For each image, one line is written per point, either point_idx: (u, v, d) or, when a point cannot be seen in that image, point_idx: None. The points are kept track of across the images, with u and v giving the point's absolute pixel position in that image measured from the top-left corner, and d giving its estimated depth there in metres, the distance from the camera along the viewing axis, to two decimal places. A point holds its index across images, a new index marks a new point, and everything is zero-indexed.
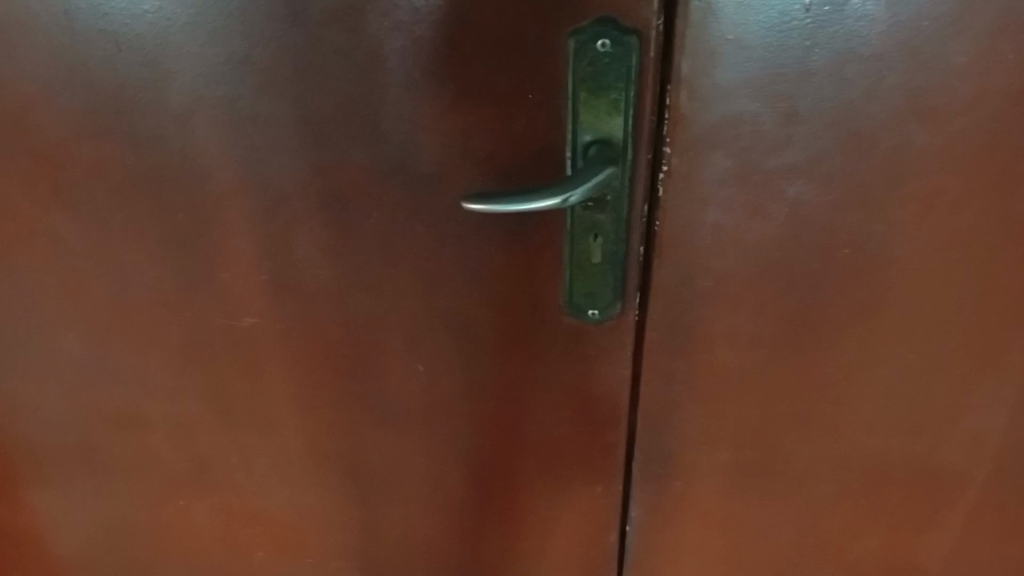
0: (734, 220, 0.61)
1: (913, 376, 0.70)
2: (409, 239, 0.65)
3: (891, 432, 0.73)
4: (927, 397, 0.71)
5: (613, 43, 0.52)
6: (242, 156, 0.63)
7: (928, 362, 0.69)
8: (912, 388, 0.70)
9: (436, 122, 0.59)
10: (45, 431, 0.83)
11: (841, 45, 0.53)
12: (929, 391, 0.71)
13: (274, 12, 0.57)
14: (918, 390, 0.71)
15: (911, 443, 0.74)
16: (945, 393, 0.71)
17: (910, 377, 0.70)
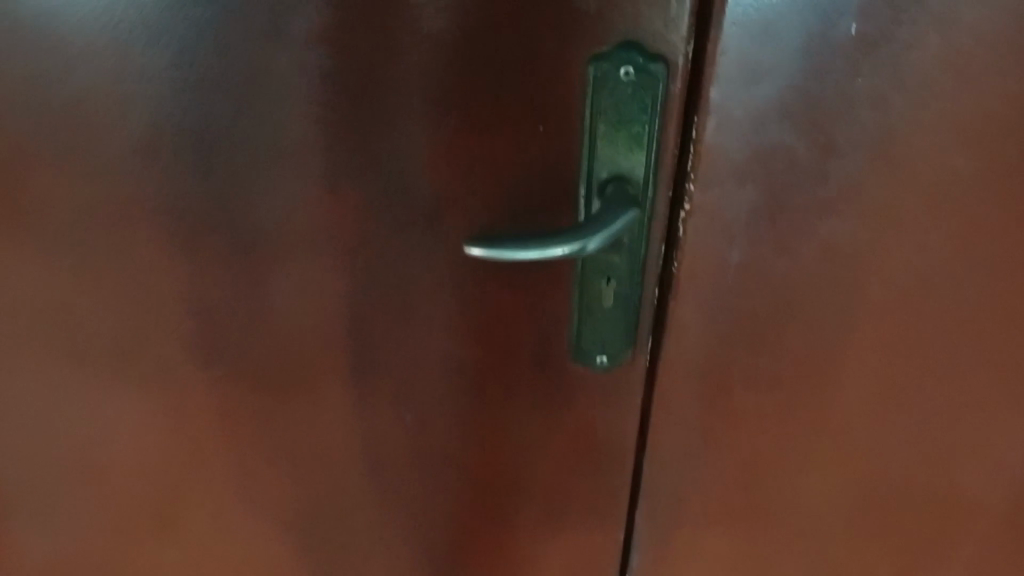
0: (759, 258, 0.55)
1: (946, 422, 0.64)
2: (399, 274, 0.59)
3: (919, 480, 0.67)
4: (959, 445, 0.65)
5: (637, 71, 0.47)
6: (213, 188, 0.57)
7: (964, 408, 0.63)
8: (944, 435, 0.65)
9: (433, 151, 0.53)
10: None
11: (885, 72, 0.48)
12: (962, 438, 0.65)
13: (252, 32, 0.51)
14: (950, 438, 0.65)
15: (940, 491, 0.68)
16: (979, 441, 0.65)
17: (942, 423, 0.64)
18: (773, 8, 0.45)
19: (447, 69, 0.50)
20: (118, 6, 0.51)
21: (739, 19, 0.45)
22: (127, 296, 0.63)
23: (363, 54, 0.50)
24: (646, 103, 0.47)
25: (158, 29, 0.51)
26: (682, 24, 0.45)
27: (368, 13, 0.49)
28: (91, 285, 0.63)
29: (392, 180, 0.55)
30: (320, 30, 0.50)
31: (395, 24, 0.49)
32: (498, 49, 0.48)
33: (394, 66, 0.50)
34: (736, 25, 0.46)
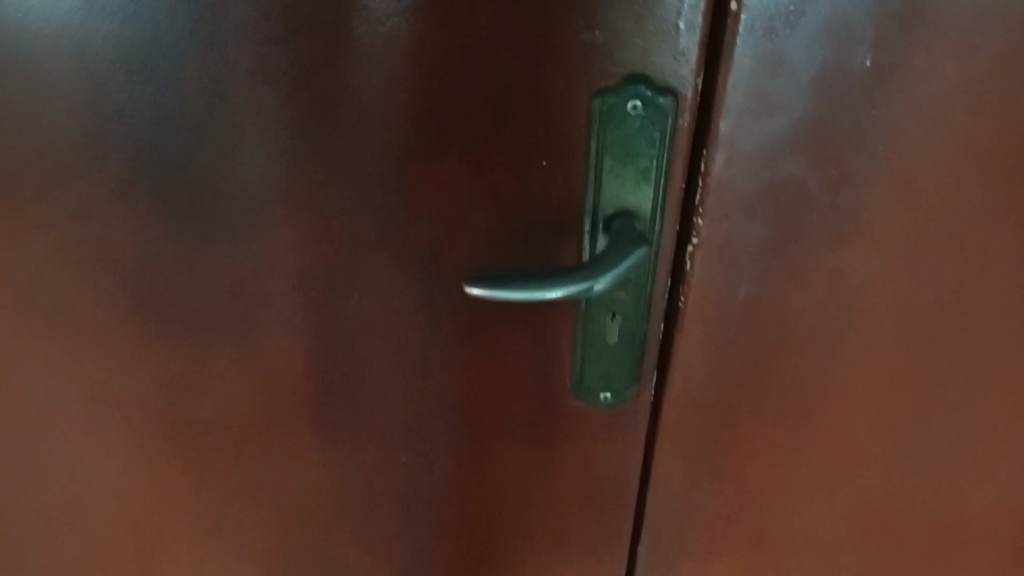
0: (768, 291, 0.53)
1: (958, 454, 0.62)
2: (393, 311, 0.57)
3: (929, 511, 0.66)
4: (971, 476, 0.63)
5: (645, 104, 0.45)
6: (197, 228, 0.54)
7: (975, 439, 0.61)
8: (955, 466, 0.63)
9: (430, 187, 0.51)
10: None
11: (899, 101, 0.46)
12: (974, 469, 0.63)
13: (239, 68, 0.48)
14: (962, 469, 0.63)
15: (950, 521, 0.67)
16: (991, 471, 0.63)
17: (954, 455, 0.62)
18: (785, 39, 0.43)
19: (445, 104, 0.47)
20: (90, 41, 0.48)
21: (749, 52, 0.43)
22: (105, 340, 0.60)
23: (355, 89, 0.48)
24: (654, 138, 0.45)
25: (135, 64, 0.48)
26: (691, 57, 0.44)
27: (360, 46, 0.47)
28: (66, 329, 0.60)
29: (387, 217, 0.52)
30: (309, 65, 0.47)
31: (389, 57, 0.47)
32: (498, 83, 0.46)
33: (388, 101, 0.48)
34: (745, 58, 0.43)
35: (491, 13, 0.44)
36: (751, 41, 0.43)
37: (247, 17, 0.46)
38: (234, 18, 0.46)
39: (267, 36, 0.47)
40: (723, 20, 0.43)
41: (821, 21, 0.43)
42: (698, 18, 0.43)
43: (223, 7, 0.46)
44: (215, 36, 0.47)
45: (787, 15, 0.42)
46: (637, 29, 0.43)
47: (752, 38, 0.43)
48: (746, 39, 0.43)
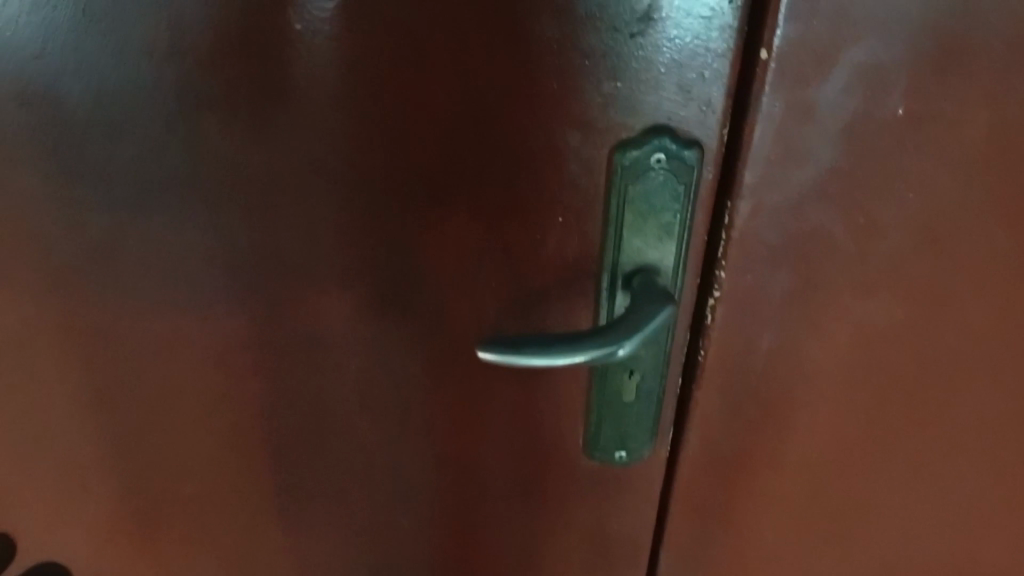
0: (791, 344, 0.51)
1: (979, 497, 0.60)
2: (392, 372, 0.53)
3: (948, 553, 0.64)
4: (991, 518, 0.61)
5: (669, 158, 0.42)
6: (180, 291, 0.51)
7: (998, 482, 0.59)
8: (976, 509, 0.61)
9: (435, 245, 0.47)
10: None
11: (931, 149, 0.43)
12: (994, 512, 0.61)
13: (228, 125, 0.44)
14: (982, 512, 0.61)
15: (968, 563, 0.64)
16: (1012, 513, 0.61)
17: (975, 498, 0.60)
18: (816, 88, 0.41)
19: (451, 159, 0.44)
20: (62, 100, 0.44)
21: (778, 101, 0.41)
22: (81, 409, 0.56)
23: (353, 145, 0.44)
24: (679, 192, 0.43)
25: (113, 124, 0.44)
26: (717, 109, 0.41)
27: (358, 99, 0.43)
28: (36, 398, 0.56)
29: (388, 277, 0.49)
30: (304, 121, 0.44)
31: (391, 111, 0.43)
32: (511, 138, 0.43)
33: (389, 157, 0.44)
34: (774, 107, 0.41)
35: (504, 65, 0.41)
36: (780, 90, 0.40)
37: (236, 74, 0.42)
38: (222, 75, 0.43)
39: (258, 92, 0.43)
40: (750, 69, 0.40)
41: (854, 69, 0.40)
42: (725, 68, 0.40)
43: (212, 64, 0.42)
44: (201, 93, 0.43)
45: (819, 64, 0.40)
46: (661, 80, 0.40)
47: (781, 87, 0.40)
48: (775, 88, 0.40)
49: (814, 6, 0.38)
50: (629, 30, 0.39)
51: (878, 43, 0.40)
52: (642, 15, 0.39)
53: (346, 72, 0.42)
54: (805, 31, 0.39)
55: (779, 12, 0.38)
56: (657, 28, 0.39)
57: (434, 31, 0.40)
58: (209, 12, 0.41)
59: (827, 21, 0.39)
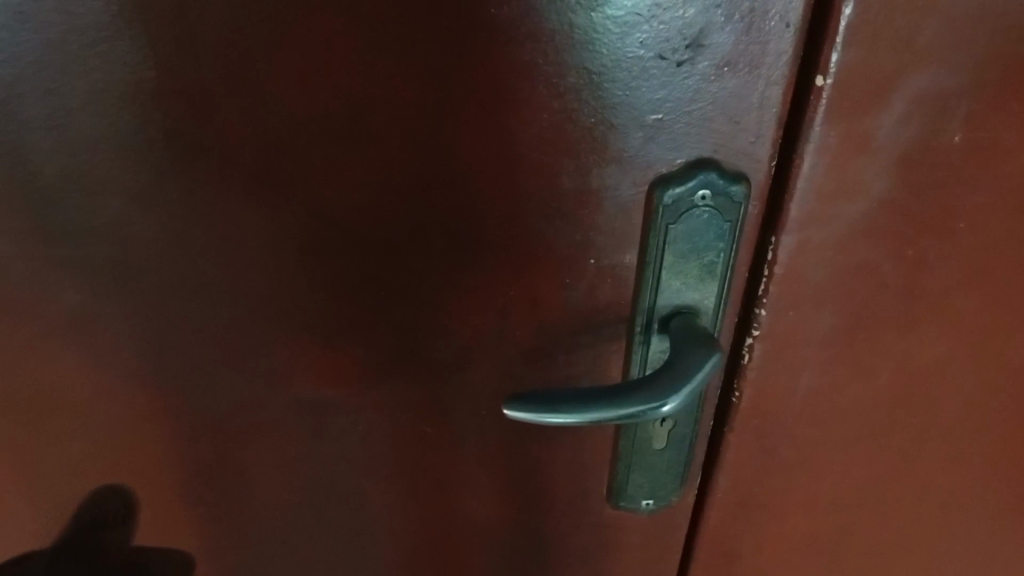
0: (831, 385, 0.48)
1: (995, 512, 0.59)
2: (404, 426, 0.49)
3: (959, 565, 0.63)
4: (1003, 529, 0.61)
5: (714, 194, 0.38)
6: (173, 350, 0.46)
7: (1013, 496, 0.58)
8: (990, 523, 0.60)
9: (454, 293, 0.43)
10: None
11: (986, 181, 0.41)
12: (1006, 524, 0.60)
13: (219, 169, 0.39)
14: (994, 525, 0.60)
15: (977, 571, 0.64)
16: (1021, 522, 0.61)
17: (991, 513, 0.59)
18: (872, 118, 0.37)
19: (471, 200, 0.40)
20: (34, 149, 0.39)
21: (833, 133, 0.37)
22: (70, 466, 0.52)
23: (361, 188, 0.40)
24: (723, 231, 0.39)
25: (96, 175, 0.40)
26: (766, 140, 0.38)
27: (366, 138, 0.38)
28: (18, 457, 0.52)
29: (399, 327, 0.44)
30: (306, 164, 0.39)
31: (404, 151, 0.38)
32: (541, 178, 0.39)
33: (402, 200, 0.40)
34: (827, 138, 0.38)
35: (535, 101, 0.37)
36: (835, 121, 0.37)
37: (227, 113, 0.37)
38: (215, 119, 0.38)
39: (256, 137, 0.38)
40: (803, 97, 0.37)
41: (913, 97, 0.37)
42: (777, 97, 0.36)
43: (201, 101, 0.37)
44: (190, 137, 0.38)
45: (876, 93, 0.37)
46: (709, 111, 0.37)
47: (837, 118, 0.37)
48: (829, 118, 0.37)
49: (877, 31, 0.35)
50: (676, 57, 0.35)
51: (940, 70, 0.37)
52: (691, 40, 0.35)
53: (353, 109, 0.37)
54: (866, 58, 0.35)
55: (837, 37, 0.35)
56: (706, 55, 0.35)
57: (453, 63, 0.36)
58: (201, 51, 0.36)
59: (889, 47, 0.35)
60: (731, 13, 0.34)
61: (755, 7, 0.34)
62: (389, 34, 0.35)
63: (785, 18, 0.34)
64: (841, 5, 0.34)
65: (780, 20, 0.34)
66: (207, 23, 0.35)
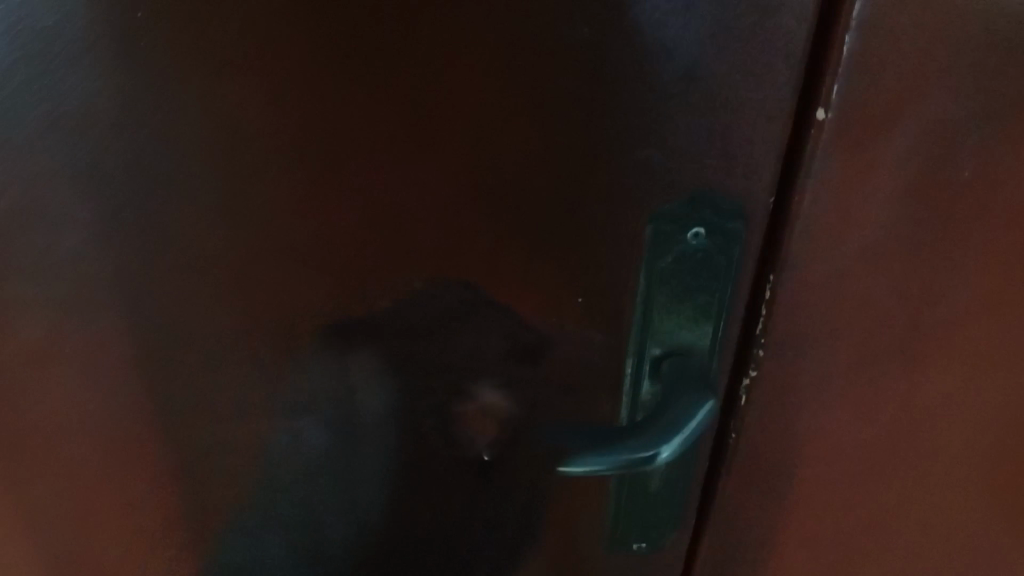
0: (833, 422, 0.45)
1: (998, 552, 0.57)
2: (389, 470, 0.46)
3: None
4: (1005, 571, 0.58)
5: (708, 233, 0.37)
6: (132, 399, 0.42)
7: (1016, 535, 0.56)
8: (994, 565, 0.57)
9: (436, 333, 0.40)
10: (544, 407, 0.43)
11: (997, 214, 0.39)
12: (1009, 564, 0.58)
13: (180, 210, 0.35)
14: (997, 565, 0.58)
15: None
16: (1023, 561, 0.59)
17: (994, 555, 0.57)
18: (876, 151, 0.35)
19: (454, 236, 0.37)
20: None
21: (833, 166, 0.36)
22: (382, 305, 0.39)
23: (336, 226, 0.37)
24: (718, 270, 0.38)
25: (47, 209, 0.35)
26: (763, 175, 0.36)
27: (340, 174, 0.35)
28: None
29: (379, 369, 0.42)
30: (275, 201, 0.36)
31: (383, 187, 0.36)
32: (529, 212, 0.37)
33: (379, 238, 0.37)
34: (828, 172, 0.36)
35: (523, 132, 0.35)
36: (836, 153, 0.35)
37: (187, 149, 0.34)
38: (183, 147, 0.34)
39: (225, 168, 0.35)
40: (802, 129, 0.35)
41: (919, 129, 0.35)
42: (777, 130, 0.34)
43: (158, 139, 0.33)
44: (146, 176, 0.34)
45: (878, 125, 0.35)
46: (702, 146, 0.35)
47: (837, 151, 0.35)
48: (829, 152, 0.35)
49: (881, 59, 0.33)
50: (667, 89, 0.33)
51: (948, 100, 0.35)
52: (682, 72, 0.33)
53: (325, 144, 0.34)
54: (868, 89, 0.34)
55: (839, 65, 0.33)
56: (700, 86, 0.33)
57: (435, 92, 0.33)
58: (167, 74, 0.32)
59: (895, 76, 0.34)
60: (729, 44, 0.32)
61: (753, 37, 0.32)
62: (367, 64, 0.33)
63: (783, 48, 0.33)
64: (843, 32, 0.32)
65: (778, 50, 0.32)
66: (173, 45, 0.32)
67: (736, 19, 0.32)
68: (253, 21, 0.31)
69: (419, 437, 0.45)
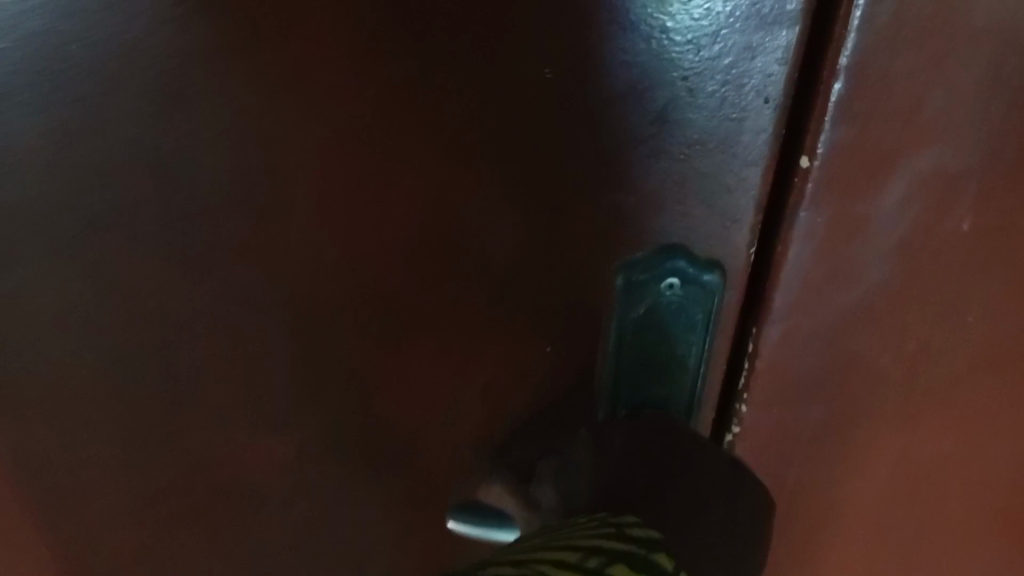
0: (823, 481, 0.42)
1: None
2: (352, 518, 0.43)
3: None
4: None
5: (684, 283, 0.35)
6: (69, 453, 0.39)
7: None
8: None
9: (400, 380, 0.38)
10: None
11: (1003, 269, 0.37)
12: None
13: (123, 247, 0.34)
14: None
15: None
16: None
17: None
18: (869, 201, 0.33)
19: (418, 280, 0.35)
20: None
21: (820, 217, 0.33)
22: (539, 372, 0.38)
23: (282, 273, 0.35)
24: (695, 320, 0.36)
25: None
26: (744, 224, 0.33)
27: (286, 216, 0.34)
28: None
29: (340, 416, 0.39)
30: (220, 243, 0.34)
31: (331, 231, 0.34)
32: (491, 258, 0.35)
33: (337, 281, 0.35)
34: (815, 223, 0.33)
35: (482, 173, 0.33)
36: (825, 203, 0.33)
37: (134, 184, 0.32)
38: (113, 190, 0.32)
39: (154, 213, 0.33)
40: (786, 179, 0.32)
41: (916, 177, 0.33)
42: (756, 178, 0.32)
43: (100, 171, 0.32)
44: (87, 212, 0.33)
45: (871, 174, 0.32)
46: (678, 192, 0.33)
47: (826, 200, 0.33)
48: (816, 202, 0.33)
49: (873, 104, 0.31)
50: (639, 133, 0.32)
51: (945, 148, 0.32)
52: (655, 116, 0.31)
53: (270, 187, 0.33)
54: (858, 136, 0.31)
55: (826, 114, 0.31)
56: (672, 132, 0.32)
57: (396, 134, 0.32)
58: (95, 115, 0.31)
59: (889, 121, 0.31)
60: (701, 87, 0.31)
61: (728, 80, 0.30)
62: (315, 103, 0.31)
63: (762, 92, 0.31)
64: (830, 79, 0.30)
65: (756, 94, 0.31)
66: (103, 86, 0.30)
67: (708, 61, 0.30)
68: (189, 57, 0.30)
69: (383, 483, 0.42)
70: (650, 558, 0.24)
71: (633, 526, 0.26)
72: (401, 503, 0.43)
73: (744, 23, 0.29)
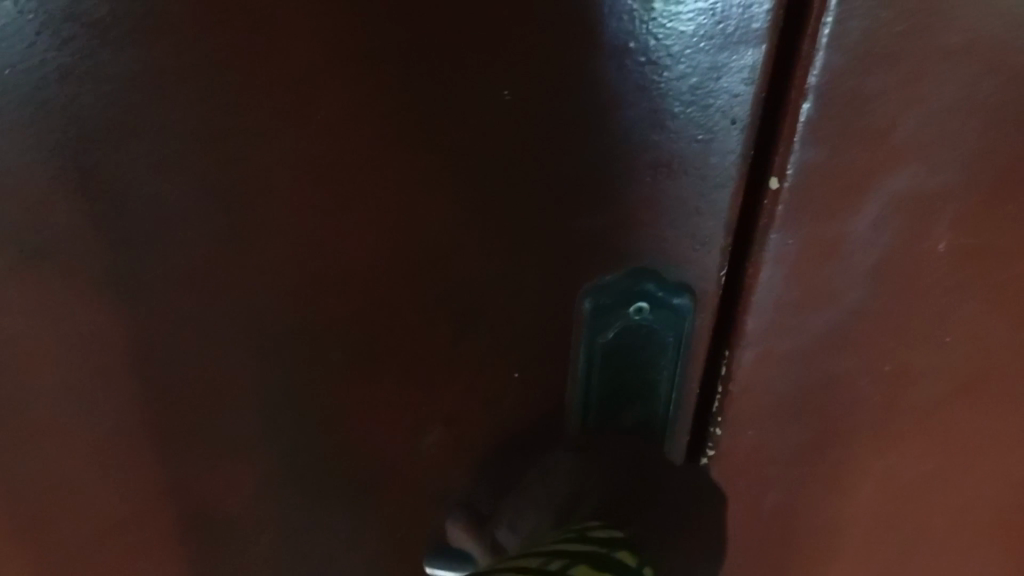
0: (801, 504, 0.41)
1: None
2: (320, 545, 0.42)
3: None
4: None
5: (652, 307, 0.34)
6: (23, 479, 0.38)
7: None
8: None
9: (366, 404, 0.37)
10: None
11: (980, 288, 0.36)
12: None
13: (69, 273, 0.32)
14: None
15: None
16: None
17: None
18: (842, 223, 0.32)
19: (380, 305, 0.34)
20: None
21: (792, 239, 0.32)
22: (508, 397, 0.37)
23: (237, 301, 0.34)
24: (666, 344, 0.35)
25: None
26: (714, 247, 0.33)
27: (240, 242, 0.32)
28: None
29: (305, 441, 0.38)
30: (173, 268, 0.33)
31: (288, 257, 0.33)
32: (455, 281, 0.34)
33: (296, 307, 0.34)
34: (786, 246, 0.32)
35: (443, 197, 0.32)
36: (796, 225, 0.32)
37: (77, 210, 0.31)
38: (55, 217, 0.31)
39: (99, 243, 0.32)
40: (755, 202, 0.32)
41: (890, 198, 0.32)
42: (725, 201, 0.31)
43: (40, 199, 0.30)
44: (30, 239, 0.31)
45: (843, 196, 0.31)
46: (645, 215, 0.32)
47: (797, 222, 0.32)
48: (787, 224, 0.32)
49: (843, 127, 0.30)
50: (603, 155, 0.31)
51: (920, 170, 0.31)
52: (619, 138, 0.30)
53: (221, 217, 0.31)
54: (829, 158, 0.31)
55: (795, 135, 0.30)
56: (637, 154, 0.31)
57: (352, 160, 0.31)
58: (32, 140, 0.29)
59: (861, 143, 0.30)
60: (665, 108, 0.30)
61: (693, 101, 0.29)
62: (261, 131, 0.30)
63: (729, 113, 0.30)
64: (799, 100, 0.29)
65: (723, 115, 0.30)
66: (41, 111, 0.29)
67: (671, 82, 0.29)
68: (126, 84, 0.28)
69: (351, 509, 0.41)
70: (613, 556, 0.23)
71: (594, 529, 0.25)
72: (371, 530, 0.42)
73: (708, 43, 0.28)
